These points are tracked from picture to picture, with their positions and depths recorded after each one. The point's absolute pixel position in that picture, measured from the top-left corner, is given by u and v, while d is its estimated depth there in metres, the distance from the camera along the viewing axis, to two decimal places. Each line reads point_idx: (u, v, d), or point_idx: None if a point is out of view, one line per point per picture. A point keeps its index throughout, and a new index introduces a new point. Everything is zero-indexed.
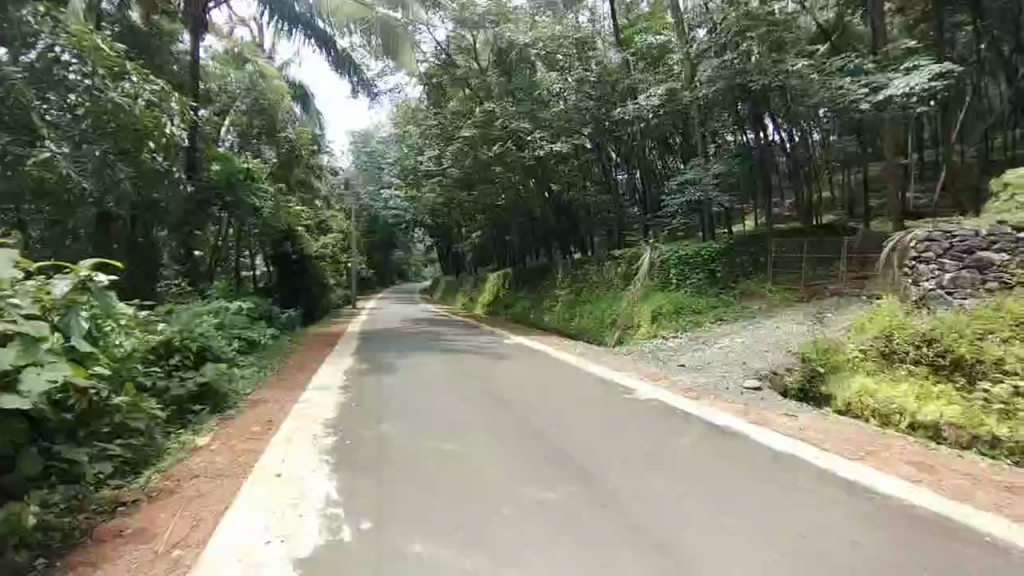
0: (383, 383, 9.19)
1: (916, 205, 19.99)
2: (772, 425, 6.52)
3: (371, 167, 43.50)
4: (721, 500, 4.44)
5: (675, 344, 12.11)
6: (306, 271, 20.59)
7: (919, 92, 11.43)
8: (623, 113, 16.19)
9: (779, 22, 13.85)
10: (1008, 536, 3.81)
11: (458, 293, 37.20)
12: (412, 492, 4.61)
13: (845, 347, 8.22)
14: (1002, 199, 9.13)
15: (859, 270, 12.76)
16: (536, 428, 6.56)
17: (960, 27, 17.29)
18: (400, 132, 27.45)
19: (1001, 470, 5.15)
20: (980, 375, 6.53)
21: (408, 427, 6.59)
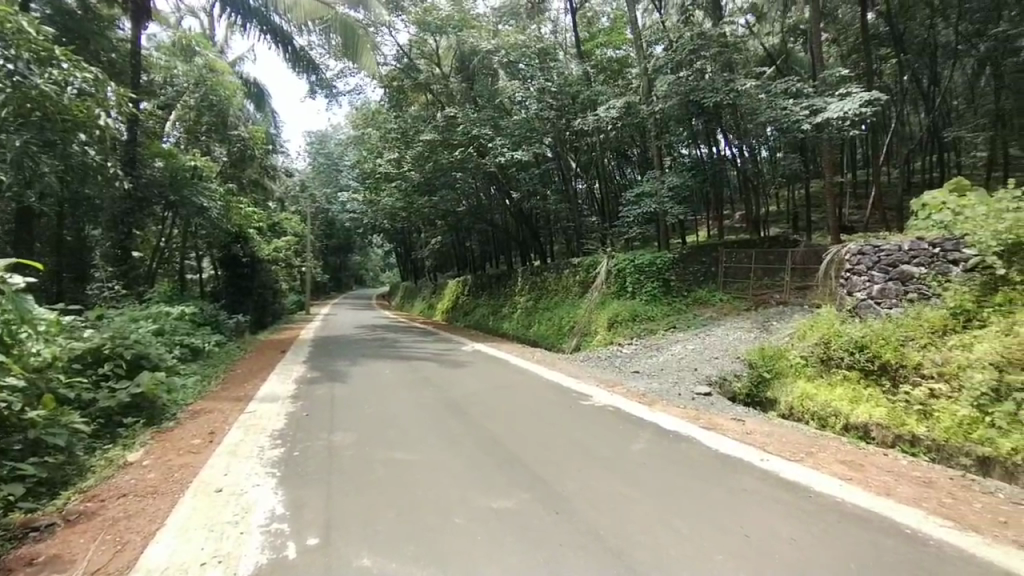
0: (336, 391, 8.93)
1: (852, 220, 21.41)
2: (721, 429, 6.76)
3: (328, 169, 42.45)
4: (671, 504, 4.54)
5: (630, 351, 12.45)
6: (258, 275, 19.86)
7: (852, 117, 12.27)
8: (583, 124, 16.51)
9: (731, 44, 14.47)
10: (927, 528, 4.09)
11: (416, 299, 36.76)
12: (366, 503, 4.48)
13: (788, 354, 8.66)
14: (921, 217, 9.44)
15: (802, 281, 13.12)
16: (493, 436, 6.54)
17: (886, 59, 18.93)
18: (360, 134, 26.94)
19: (918, 466, 5.57)
20: (903, 379, 6.99)
21: (361, 437, 6.39)
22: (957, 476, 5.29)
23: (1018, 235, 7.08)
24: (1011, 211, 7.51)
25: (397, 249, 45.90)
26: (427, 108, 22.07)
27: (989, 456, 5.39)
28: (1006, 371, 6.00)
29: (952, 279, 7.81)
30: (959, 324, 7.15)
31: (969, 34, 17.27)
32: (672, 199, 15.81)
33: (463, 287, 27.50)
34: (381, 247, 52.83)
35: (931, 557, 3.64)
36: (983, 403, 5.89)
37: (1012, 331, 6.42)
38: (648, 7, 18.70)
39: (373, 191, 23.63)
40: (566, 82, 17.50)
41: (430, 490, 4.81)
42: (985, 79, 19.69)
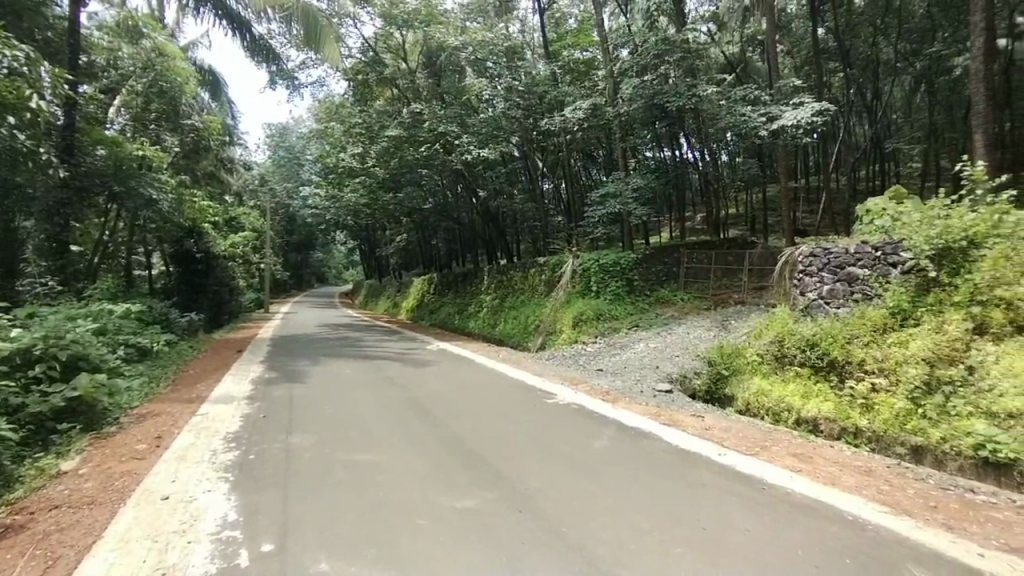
0: (295, 392, 8.64)
1: (805, 224, 22.40)
2: (681, 425, 6.93)
3: (289, 163, 41.13)
4: (632, 500, 4.61)
5: (594, 350, 12.64)
6: (213, 271, 19.06)
7: (805, 124, 12.87)
8: (550, 123, 16.61)
9: (693, 50, 14.78)
10: (865, 514, 4.31)
11: (381, 297, 36.15)
12: (325, 506, 4.35)
13: (745, 351, 8.93)
14: (864, 221, 9.92)
15: (759, 281, 13.60)
16: (456, 435, 6.48)
17: (834, 72, 20.04)
18: (323, 128, 26.26)
19: (859, 455, 5.92)
20: (848, 374, 7.35)
21: (321, 438, 6.20)
22: (893, 464, 5.65)
23: (948, 240, 7.58)
24: (942, 217, 8.00)
25: (361, 246, 44.98)
26: (393, 103, 21.67)
27: (922, 446, 5.86)
28: (936, 366, 6.48)
29: (891, 281, 8.27)
30: (897, 323, 7.58)
31: (906, 53, 18.90)
32: (637, 200, 16.05)
33: (428, 286, 27.16)
34: (345, 245, 51.59)
35: (867, 540, 3.85)
36: (917, 396, 6.37)
37: (942, 330, 6.89)
38: (614, 11, 19.15)
39: (336, 186, 23.11)
40: (533, 82, 17.55)
41: (391, 492, 4.71)
42: (922, 93, 21.06)
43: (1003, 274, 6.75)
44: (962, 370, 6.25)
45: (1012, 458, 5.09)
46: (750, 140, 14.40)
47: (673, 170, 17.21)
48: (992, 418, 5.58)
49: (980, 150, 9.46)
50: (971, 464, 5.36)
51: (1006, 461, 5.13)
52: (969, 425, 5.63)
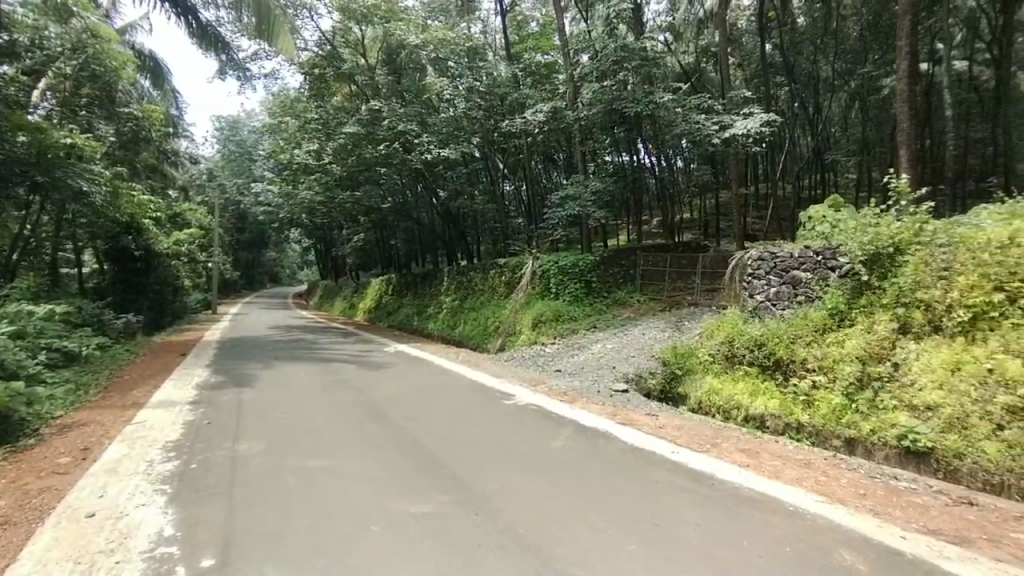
0: (244, 397, 8.27)
1: (754, 229, 23.45)
2: (636, 424, 7.08)
3: (240, 158, 39.40)
4: (587, 499, 4.67)
5: (553, 351, 12.78)
6: (153, 269, 18.07)
7: (754, 134, 13.60)
8: (511, 125, 16.69)
9: (651, 58, 15.02)
10: (803, 504, 4.55)
11: (337, 298, 35.23)
12: (273, 516, 4.17)
13: (698, 352, 9.20)
14: (806, 227, 10.40)
15: (711, 283, 13.87)
16: (414, 438, 6.36)
17: (781, 85, 21.09)
18: (276, 122, 25.35)
19: (801, 449, 6.23)
20: (792, 372, 7.73)
21: (270, 445, 5.96)
22: (830, 455, 6.00)
23: (877, 247, 8.10)
24: (873, 225, 8.54)
25: (317, 245, 43.68)
26: (351, 99, 21.12)
27: (854, 438, 6.28)
28: (867, 364, 6.94)
29: (830, 284, 8.72)
30: (835, 324, 8.00)
31: (843, 72, 20.36)
32: (595, 203, 16.29)
33: (387, 286, 26.66)
34: (301, 245, 49.96)
35: (806, 528, 4.06)
36: (851, 391, 6.80)
37: (873, 329, 7.37)
38: (575, 16, 19.46)
39: (290, 183, 22.37)
40: (495, 83, 17.56)
41: (344, 498, 4.58)
42: (856, 109, 22.52)
43: (923, 278, 7.28)
44: (888, 367, 6.73)
45: (930, 447, 5.59)
46: (704, 147, 14.89)
47: (631, 174, 17.52)
48: (914, 411, 6.06)
49: (904, 165, 10.16)
50: (897, 453, 5.81)
51: (926, 450, 5.60)
52: (896, 417, 6.09)
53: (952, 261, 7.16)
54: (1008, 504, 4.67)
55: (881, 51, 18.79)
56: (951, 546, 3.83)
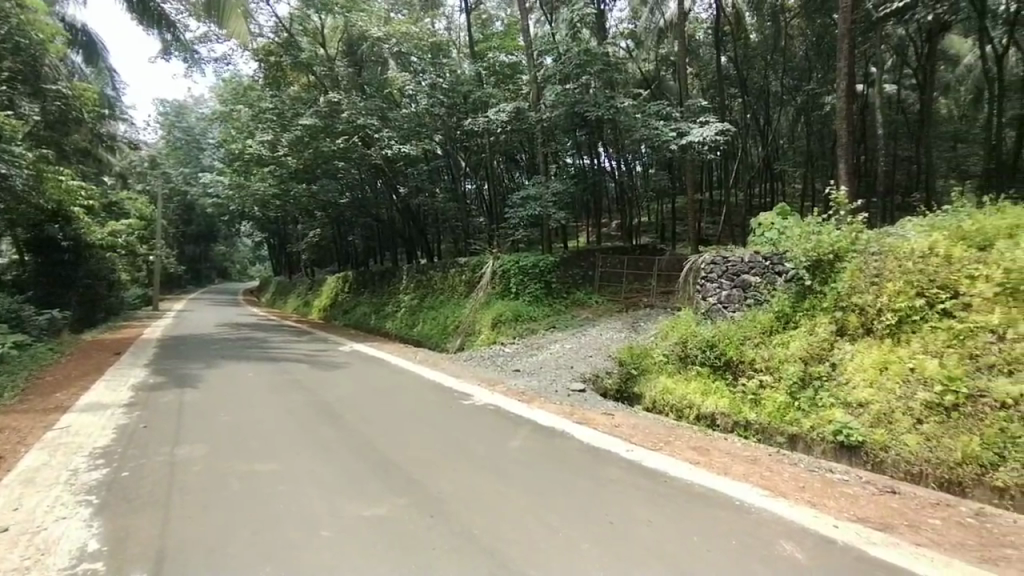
0: (185, 398, 7.83)
1: (707, 234, 24.32)
2: (592, 423, 7.16)
3: (186, 146, 37.30)
4: (543, 498, 4.66)
5: (511, 350, 12.81)
6: (84, 263, 16.89)
7: (710, 142, 14.09)
8: (473, 124, 16.56)
9: (612, 63, 15.47)
10: (749, 498, 4.72)
11: (290, 295, 34.01)
12: (211, 525, 3.94)
13: (653, 351, 9.44)
14: (756, 233, 10.80)
15: (667, 286, 14.17)
16: (368, 440, 6.18)
17: (734, 96, 22.01)
18: (227, 110, 24.26)
19: (748, 446, 6.48)
20: (741, 372, 8.05)
21: (213, 448, 5.65)
22: (774, 451, 6.28)
23: (819, 254, 8.51)
24: (815, 232, 8.94)
25: (271, 240, 42.11)
26: (308, 90, 20.35)
27: (796, 434, 6.62)
28: (809, 364, 7.31)
29: (777, 288, 9.11)
30: (781, 326, 8.37)
31: (790, 87, 21.48)
32: (556, 204, 16.37)
33: (343, 284, 25.97)
34: (253, 239, 48.01)
35: (746, 521, 4.21)
36: (794, 390, 7.15)
37: (814, 331, 7.76)
38: (539, 18, 19.56)
39: (241, 175, 21.45)
40: (457, 81, 17.45)
41: (292, 503, 4.38)
42: (802, 122, 23.77)
43: (857, 284, 7.72)
44: (827, 367, 7.11)
45: (860, 441, 5.96)
46: (662, 153, 15.28)
47: (592, 177, 17.77)
48: (849, 407, 6.43)
49: (843, 177, 10.79)
50: (833, 448, 6.16)
51: (857, 444, 5.97)
52: (832, 414, 6.45)
53: (882, 268, 7.62)
54: (925, 492, 5.02)
55: (823, 71, 20.07)
56: (877, 533, 4.07)
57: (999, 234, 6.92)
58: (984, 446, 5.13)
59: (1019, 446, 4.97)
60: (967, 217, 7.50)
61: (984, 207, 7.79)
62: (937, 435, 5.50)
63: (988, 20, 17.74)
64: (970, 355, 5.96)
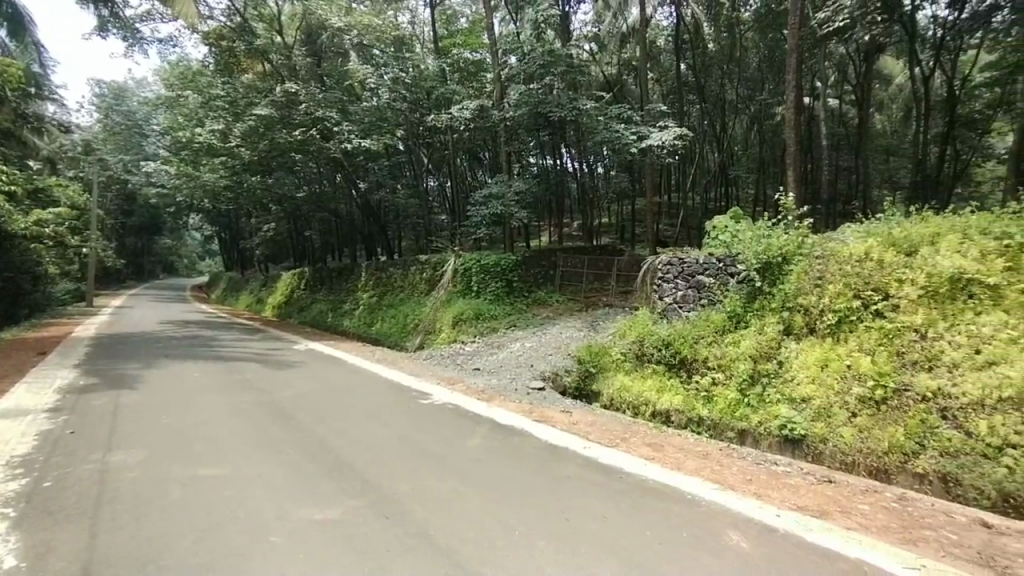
0: (122, 400, 7.39)
1: (665, 236, 25.04)
2: (551, 421, 7.23)
3: (126, 131, 35.05)
4: (499, 498, 4.66)
5: (471, 349, 12.75)
6: (5, 254, 15.84)
7: (669, 145, 14.37)
8: (436, 120, 16.35)
9: (576, 65, 15.63)
10: (700, 492, 4.89)
11: (243, 291, 32.67)
12: (147, 535, 3.73)
13: (612, 349, 9.64)
14: (710, 235, 11.08)
15: (626, 286, 14.25)
16: (322, 441, 6.01)
17: (692, 103, 22.71)
18: (174, 96, 23.04)
19: (700, 441, 6.73)
20: (695, 370, 8.34)
21: (153, 453, 5.36)
22: (724, 445, 6.54)
23: (768, 256, 8.90)
24: (765, 235, 9.33)
25: (222, 233, 40.29)
26: (264, 78, 19.60)
27: (745, 429, 6.93)
28: (757, 362, 7.65)
29: (730, 288, 9.47)
30: (732, 325, 8.71)
31: (744, 96, 22.42)
32: (518, 203, 16.35)
33: (298, 280, 25.18)
34: (204, 232, 45.87)
35: (694, 514, 4.36)
36: (744, 387, 7.48)
37: (763, 331, 8.13)
38: (504, 17, 19.51)
39: (189, 164, 20.47)
40: (420, 76, 16.99)
41: (239, 509, 4.21)
42: (754, 130, 24.79)
43: (803, 285, 8.13)
44: (774, 364, 7.46)
45: (802, 435, 6.30)
46: (622, 156, 15.55)
47: (554, 177, 17.90)
48: (793, 403, 6.77)
49: (791, 184, 11.33)
50: (778, 441, 6.50)
51: (799, 437, 6.32)
52: (778, 409, 6.78)
53: (824, 271, 8.05)
54: (856, 479, 5.37)
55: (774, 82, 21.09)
56: (814, 520, 4.30)
57: (924, 240, 7.40)
58: (907, 436, 5.52)
59: (937, 435, 5.38)
60: (898, 225, 8.00)
61: (913, 215, 8.34)
62: (868, 427, 5.88)
63: (919, 44, 19.09)
64: (898, 352, 6.38)
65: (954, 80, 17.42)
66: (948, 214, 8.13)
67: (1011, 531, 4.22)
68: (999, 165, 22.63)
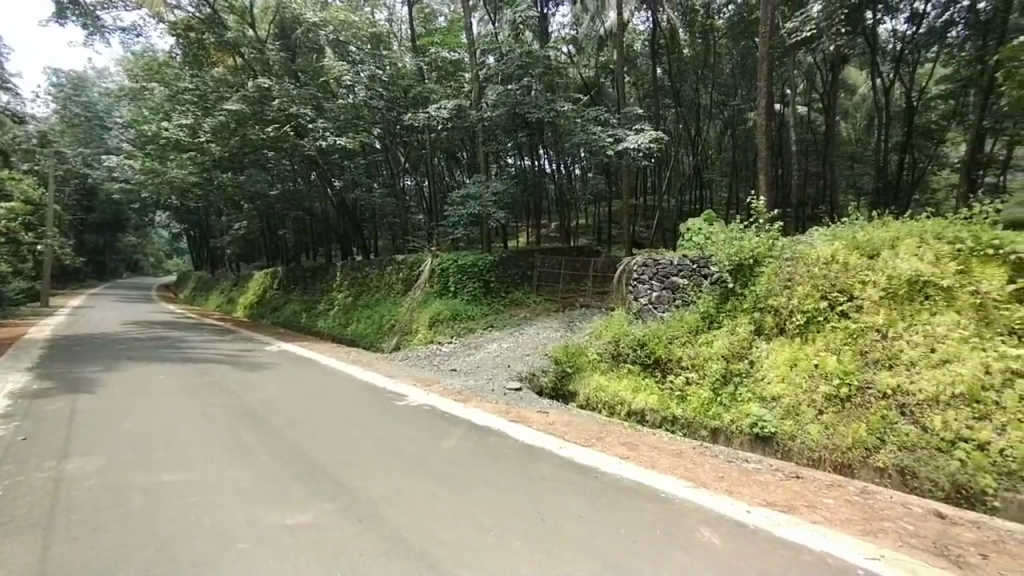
0: (81, 405, 7.10)
1: (641, 237, 25.42)
2: (528, 422, 7.25)
3: (86, 124, 33.67)
4: (475, 499, 4.64)
5: (448, 350, 12.68)
6: None
7: (644, 148, 14.59)
8: (413, 119, 16.20)
9: (553, 67, 15.75)
10: (673, 490, 4.96)
11: (213, 291, 31.80)
12: (105, 546, 3.58)
13: (588, 349, 9.72)
14: (684, 237, 11.29)
15: (602, 287, 14.32)
16: (294, 444, 5.89)
17: (667, 106, 23.11)
18: (139, 88, 22.28)
19: (674, 439, 6.84)
20: (670, 369, 8.47)
21: (113, 460, 5.16)
22: (698, 444, 6.67)
23: (741, 258, 9.11)
24: (737, 238, 9.55)
25: (190, 231, 39.14)
26: (235, 73, 19.14)
27: (718, 428, 7.07)
28: (730, 362, 7.82)
29: (703, 289, 9.65)
30: (706, 325, 8.89)
31: (717, 102, 22.96)
32: (496, 204, 16.31)
33: (271, 280, 24.64)
34: (171, 230, 44.50)
35: (667, 512, 4.43)
36: (716, 386, 7.64)
37: (735, 331, 8.31)
38: (483, 17, 19.49)
39: (156, 159, 19.82)
40: (397, 74, 16.95)
41: (204, 516, 4.08)
42: (727, 135, 25.37)
43: (773, 287, 8.35)
44: (745, 364, 7.64)
45: (772, 432, 6.47)
46: (599, 158, 15.68)
47: (532, 178, 17.98)
48: (764, 401, 6.95)
49: (762, 188, 11.63)
50: (749, 439, 6.67)
51: (769, 435, 6.48)
52: (749, 408, 6.95)
53: (793, 273, 8.28)
54: (821, 474, 5.55)
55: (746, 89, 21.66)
56: (782, 515, 4.42)
57: (885, 243, 7.61)
58: (869, 432, 5.73)
59: (897, 430, 5.60)
60: (861, 229, 8.27)
61: (875, 219, 8.65)
62: (834, 423, 6.07)
63: (880, 56, 19.88)
64: (861, 351, 6.62)
65: (912, 91, 18.17)
66: (907, 218, 8.45)
67: (962, 521, 4.42)
68: (954, 173, 23.73)
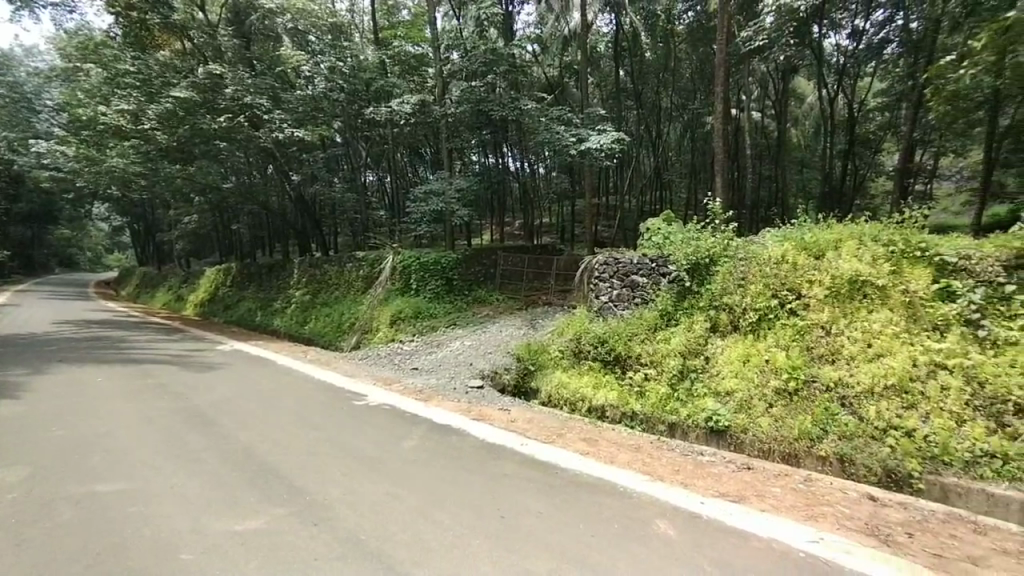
0: (6, 411, 6.58)
1: (603, 236, 25.85)
2: (490, 419, 7.24)
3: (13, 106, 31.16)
4: (435, 499, 4.59)
5: (410, 349, 12.49)
6: None
7: (607, 149, 14.45)
8: (375, 114, 15.67)
9: (518, 65, 15.73)
10: (630, 484, 5.07)
11: (160, 287, 30.17)
12: (32, 564, 3.33)
13: (550, 347, 9.79)
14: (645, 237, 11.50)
15: (565, 286, 14.41)
16: (246, 448, 5.65)
17: (629, 109, 23.60)
18: (75, 70, 20.84)
19: (633, 434, 7.00)
20: (630, 366, 8.66)
21: (43, 471, 4.81)
22: (655, 438, 6.84)
23: (697, 258, 9.39)
24: (694, 238, 9.84)
25: (135, 224, 36.98)
26: (183, 57, 18.22)
27: (675, 422, 7.27)
28: (686, 358, 8.06)
29: (661, 288, 9.89)
30: (664, 323, 9.13)
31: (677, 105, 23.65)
32: (459, 201, 16.09)
33: (224, 276, 23.62)
34: (114, 223, 41.92)
35: (625, 505, 4.53)
36: (674, 381, 7.87)
37: (691, 328, 8.56)
38: (446, 11, 19.17)
39: (95, 147, 18.61)
40: (359, 66, 16.42)
41: (146, 526, 3.87)
42: (686, 137, 26.10)
43: (727, 285, 8.65)
44: (701, 360, 7.90)
45: (726, 426, 6.71)
46: (563, 157, 15.50)
47: (495, 176, 17.96)
48: (718, 396, 7.20)
49: (718, 190, 12.02)
50: (704, 433, 6.89)
51: (723, 429, 6.72)
52: (704, 403, 7.19)
53: (746, 272, 8.61)
54: (770, 465, 5.80)
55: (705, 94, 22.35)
56: (732, 505, 4.59)
57: (829, 244, 8.06)
58: (813, 423, 6.03)
59: (837, 421, 5.92)
60: (808, 231, 8.69)
61: (820, 222, 9.10)
62: (782, 416, 6.36)
63: (826, 67, 20.95)
64: (807, 347, 6.96)
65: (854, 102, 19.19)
66: (850, 221, 8.90)
67: (892, 503, 4.72)
68: (891, 180, 25.34)
